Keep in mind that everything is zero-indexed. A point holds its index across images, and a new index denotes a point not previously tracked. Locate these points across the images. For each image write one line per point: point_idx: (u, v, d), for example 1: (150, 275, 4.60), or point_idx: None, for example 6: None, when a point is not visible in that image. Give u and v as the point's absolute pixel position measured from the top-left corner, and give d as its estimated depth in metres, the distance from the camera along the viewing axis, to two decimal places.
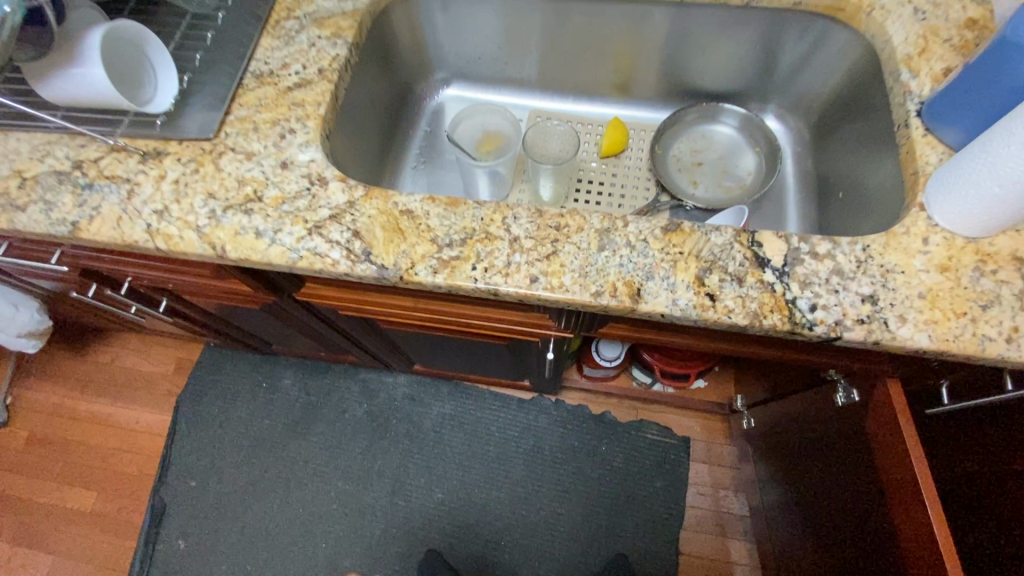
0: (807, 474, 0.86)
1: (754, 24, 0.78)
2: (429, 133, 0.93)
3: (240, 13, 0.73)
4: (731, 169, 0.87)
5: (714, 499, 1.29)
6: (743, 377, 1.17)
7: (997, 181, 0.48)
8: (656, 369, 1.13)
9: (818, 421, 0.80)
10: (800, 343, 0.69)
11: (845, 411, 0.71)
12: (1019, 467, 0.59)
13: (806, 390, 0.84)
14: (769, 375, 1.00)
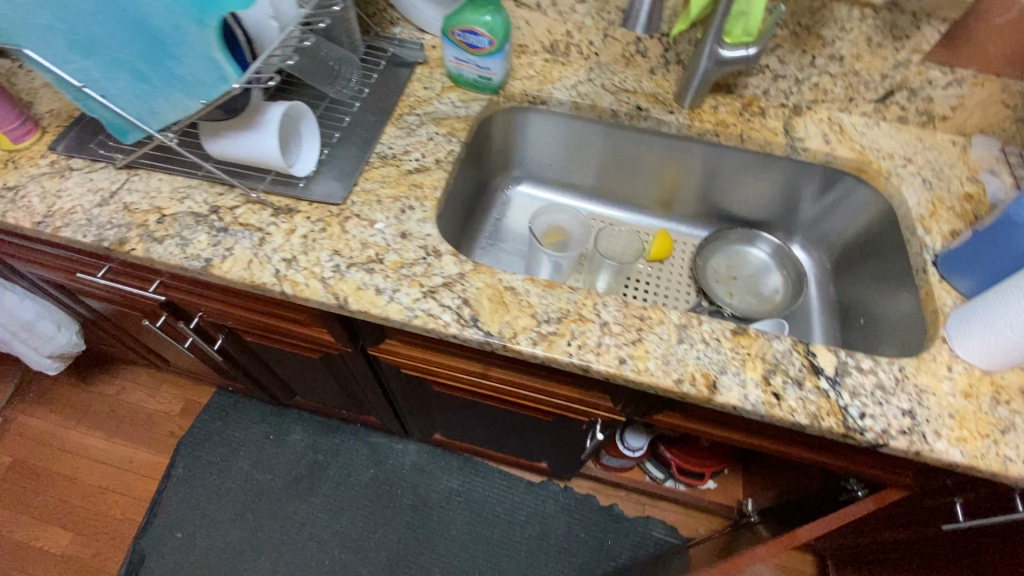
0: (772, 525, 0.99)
1: (794, 175, 0.93)
2: (499, 219, 1.05)
3: (371, 103, 0.85)
4: (763, 287, 0.99)
5: None
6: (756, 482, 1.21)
7: (1010, 326, 0.60)
8: (673, 465, 1.18)
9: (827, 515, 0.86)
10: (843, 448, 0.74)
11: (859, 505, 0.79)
12: None
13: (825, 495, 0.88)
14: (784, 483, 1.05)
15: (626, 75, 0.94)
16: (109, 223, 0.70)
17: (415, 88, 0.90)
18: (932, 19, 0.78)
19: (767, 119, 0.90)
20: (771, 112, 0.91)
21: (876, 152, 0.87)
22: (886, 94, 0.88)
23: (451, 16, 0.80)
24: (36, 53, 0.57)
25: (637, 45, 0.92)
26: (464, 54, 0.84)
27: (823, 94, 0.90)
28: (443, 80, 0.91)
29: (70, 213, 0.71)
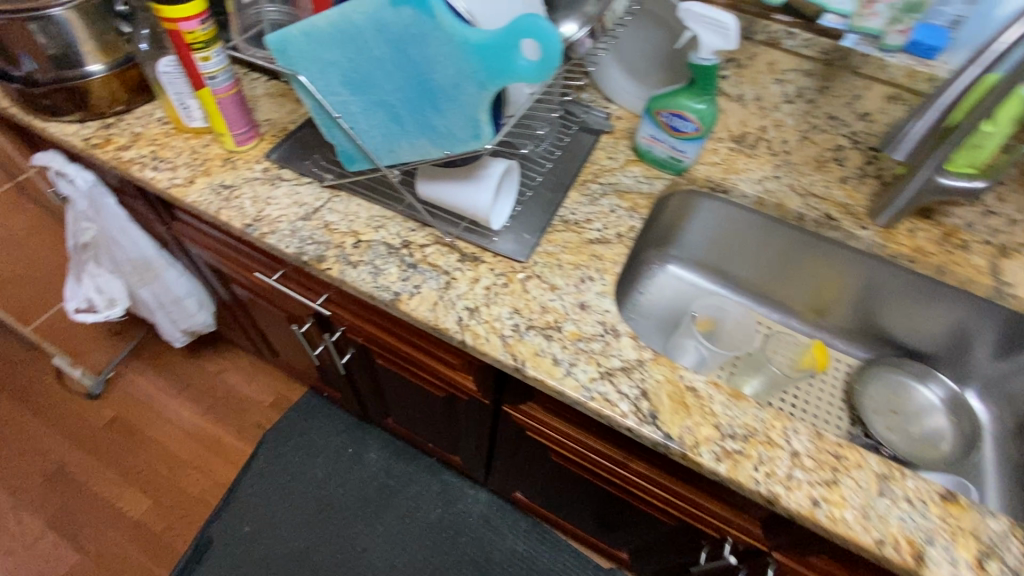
0: None
1: (986, 319, 0.85)
2: (645, 295, 1.02)
3: (560, 166, 0.86)
4: (927, 427, 0.90)
5: None
6: None
7: None
8: None
9: None
10: None
11: None
12: None
13: None
14: None
15: (815, 178, 0.88)
16: (309, 238, 0.73)
17: (599, 158, 0.90)
18: None
19: (971, 254, 0.83)
20: (975, 247, 0.84)
21: None
22: None
23: (662, 97, 0.80)
24: (309, 81, 0.61)
25: (835, 152, 0.88)
26: (662, 134, 0.84)
27: None
28: (627, 153, 0.91)
29: (276, 221, 0.74)
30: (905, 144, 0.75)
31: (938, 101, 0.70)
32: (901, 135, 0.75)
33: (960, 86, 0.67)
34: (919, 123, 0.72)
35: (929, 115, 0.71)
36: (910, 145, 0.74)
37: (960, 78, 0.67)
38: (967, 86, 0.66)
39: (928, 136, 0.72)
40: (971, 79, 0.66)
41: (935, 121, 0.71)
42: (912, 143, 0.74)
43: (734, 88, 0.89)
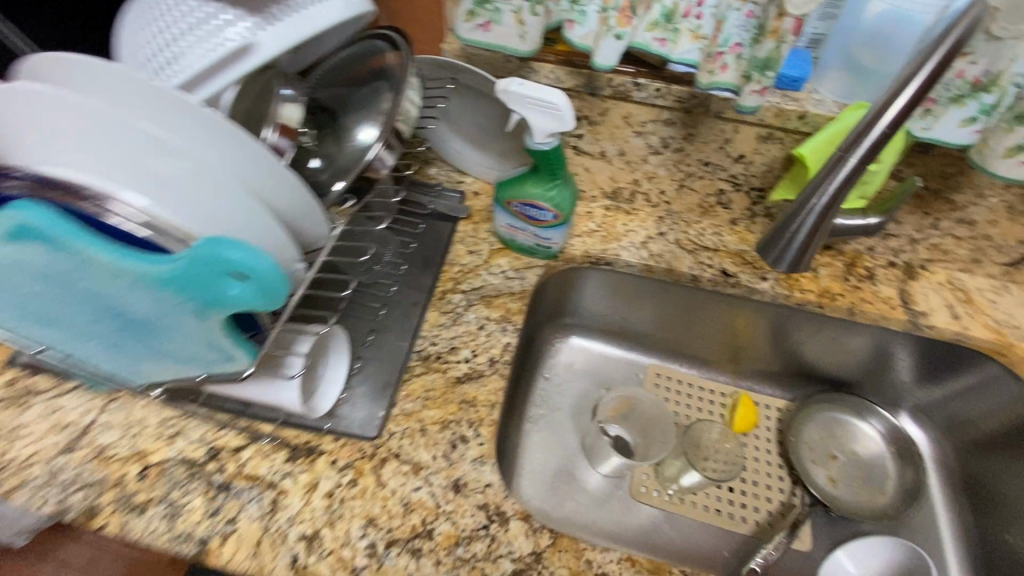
0: None
1: (902, 348, 0.78)
2: (549, 382, 0.89)
3: (409, 281, 0.71)
4: (869, 469, 0.83)
5: None
6: None
7: None
8: None
9: None
10: None
11: None
12: None
13: None
14: None
15: (704, 226, 0.79)
16: (76, 480, 0.54)
17: (459, 254, 0.75)
18: None
19: (878, 285, 0.76)
20: (881, 275, 0.77)
21: (1016, 330, 0.73)
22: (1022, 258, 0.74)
23: (508, 186, 0.67)
24: None
25: (718, 196, 0.78)
26: (520, 223, 0.70)
27: (942, 255, 0.77)
28: (490, 240, 0.77)
29: (27, 466, 0.55)
30: (789, 249, 0.68)
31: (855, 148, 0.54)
32: (781, 238, 0.68)
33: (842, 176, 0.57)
34: (800, 225, 0.65)
35: (821, 197, 0.61)
36: (797, 252, 0.68)
37: (842, 168, 0.56)
38: (852, 178, 0.56)
39: (814, 233, 0.65)
40: (853, 169, 0.56)
41: (820, 218, 0.63)
42: (800, 245, 0.67)
43: (592, 145, 0.76)
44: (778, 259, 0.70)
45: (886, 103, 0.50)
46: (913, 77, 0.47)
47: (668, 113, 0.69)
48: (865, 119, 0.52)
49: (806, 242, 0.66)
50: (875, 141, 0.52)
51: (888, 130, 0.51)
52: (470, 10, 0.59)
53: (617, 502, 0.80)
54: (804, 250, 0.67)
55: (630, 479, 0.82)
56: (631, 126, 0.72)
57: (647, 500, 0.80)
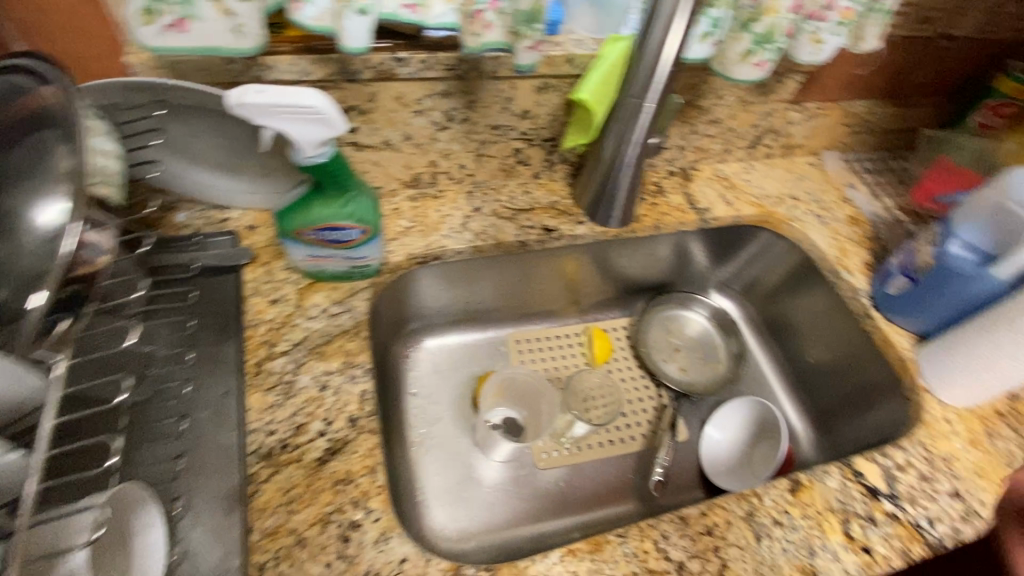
0: None
1: (698, 239, 0.89)
2: (419, 397, 0.81)
3: (205, 368, 0.55)
4: (704, 347, 0.96)
5: None
6: None
7: (1000, 380, 0.65)
8: None
9: None
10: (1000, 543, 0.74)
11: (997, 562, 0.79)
12: None
13: None
14: None
15: (511, 188, 0.78)
16: None
17: (259, 309, 0.61)
18: (792, 72, 0.79)
19: (669, 196, 0.85)
20: (667, 186, 0.86)
21: (769, 199, 0.89)
22: (756, 139, 0.89)
23: (292, 214, 0.55)
24: None
25: (516, 156, 0.76)
26: (322, 251, 0.59)
27: (704, 153, 0.88)
28: (292, 279, 0.63)
29: None
30: (618, 201, 0.74)
31: (649, 90, 0.61)
32: (610, 194, 0.73)
33: (643, 122, 0.64)
34: (623, 176, 0.70)
35: (632, 143, 0.66)
36: (624, 205, 0.74)
37: (642, 112, 0.63)
38: (651, 120, 0.63)
39: (632, 181, 0.72)
40: (651, 112, 0.63)
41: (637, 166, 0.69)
42: (626, 195, 0.73)
43: (371, 136, 0.66)
44: (609, 217, 0.76)
45: (661, 41, 0.57)
46: (676, 8, 0.54)
47: (443, 84, 0.63)
48: (649, 59, 0.58)
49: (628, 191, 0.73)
50: (662, 80, 0.60)
51: (671, 69, 0.59)
52: (146, 8, 0.43)
53: (525, 480, 0.79)
54: (631, 199, 0.74)
55: (528, 451, 0.82)
56: (407, 106, 0.64)
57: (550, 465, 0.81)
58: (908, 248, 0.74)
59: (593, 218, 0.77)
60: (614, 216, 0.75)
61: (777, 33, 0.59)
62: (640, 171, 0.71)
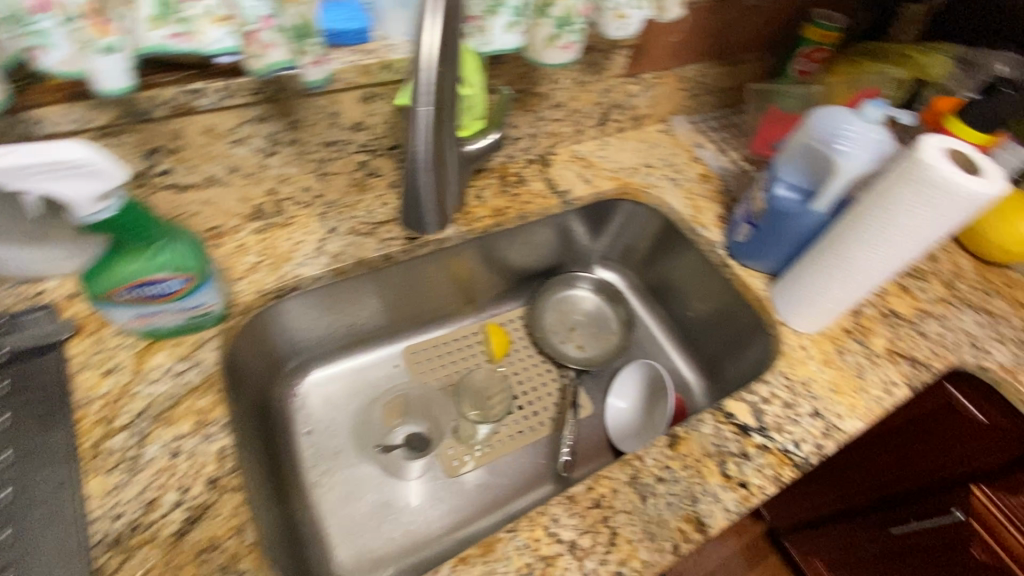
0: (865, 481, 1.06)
1: (568, 220, 0.91)
2: (313, 434, 0.78)
3: (28, 463, 0.49)
4: (597, 321, 0.99)
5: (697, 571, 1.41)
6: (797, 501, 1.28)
7: (835, 303, 0.70)
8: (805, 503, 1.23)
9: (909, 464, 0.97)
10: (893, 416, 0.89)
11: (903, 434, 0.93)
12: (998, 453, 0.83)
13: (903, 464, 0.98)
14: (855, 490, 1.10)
15: (368, 202, 0.76)
16: None
17: (90, 384, 0.55)
18: (618, 48, 0.81)
19: (530, 183, 0.86)
20: (527, 174, 0.87)
21: (627, 170, 0.92)
22: (604, 116, 0.92)
23: (99, 275, 0.50)
24: None
25: (364, 169, 0.74)
26: (148, 308, 0.54)
27: (558, 137, 0.90)
28: (127, 344, 0.58)
29: None
30: (428, 209, 0.71)
31: (418, 89, 0.58)
32: (417, 202, 0.70)
33: (424, 123, 0.61)
34: (422, 184, 0.67)
35: (420, 148, 0.63)
36: (432, 212, 0.72)
37: (419, 114, 0.60)
38: (431, 123, 0.60)
39: (437, 188, 0.69)
40: (429, 115, 0.60)
41: (436, 172, 0.67)
42: (434, 203, 0.70)
43: (190, 176, 0.62)
44: (424, 225, 0.73)
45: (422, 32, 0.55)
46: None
47: (254, 109, 0.59)
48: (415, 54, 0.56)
49: (435, 198, 0.70)
50: (430, 79, 0.57)
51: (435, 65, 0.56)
52: None
53: (439, 490, 0.78)
54: (441, 205, 0.72)
55: (437, 461, 0.80)
56: (221, 138, 0.60)
57: (464, 469, 0.81)
58: (748, 197, 0.79)
59: (410, 227, 0.74)
60: (428, 223, 0.73)
61: (573, 15, 0.59)
62: (441, 175, 0.68)
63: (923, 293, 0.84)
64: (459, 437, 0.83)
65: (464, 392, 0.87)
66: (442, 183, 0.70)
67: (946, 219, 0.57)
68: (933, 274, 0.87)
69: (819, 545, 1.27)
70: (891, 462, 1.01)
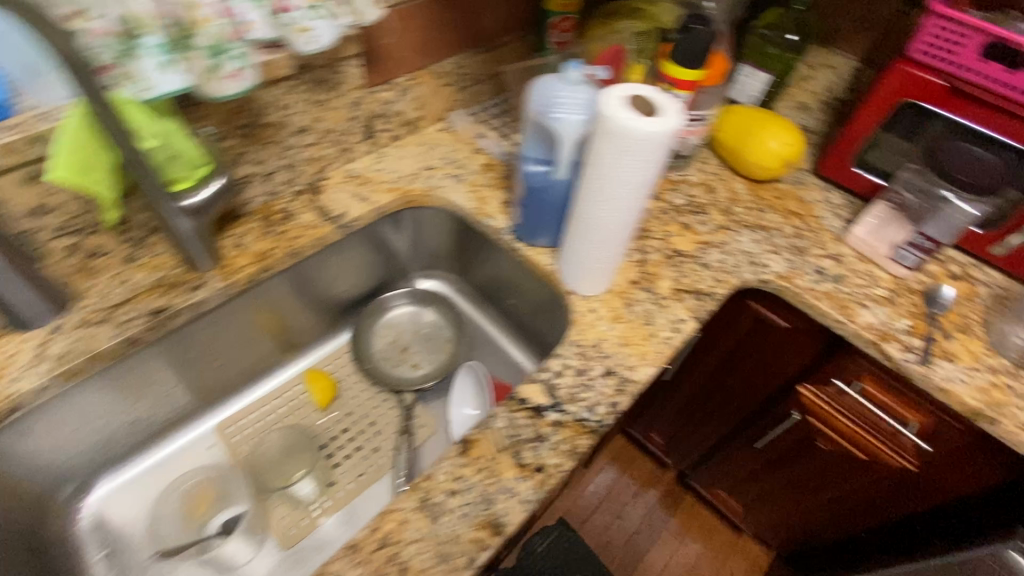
0: (725, 403, 1.12)
1: (358, 244, 0.87)
2: (110, 555, 0.73)
3: None
4: (428, 333, 0.96)
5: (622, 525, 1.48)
6: (688, 438, 1.32)
7: (605, 261, 0.72)
8: (694, 435, 1.29)
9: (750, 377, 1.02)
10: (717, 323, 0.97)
11: (736, 347, 0.99)
12: (806, 348, 0.90)
13: (745, 380, 1.04)
14: (724, 415, 1.15)
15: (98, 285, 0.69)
16: None
17: None
18: (343, 59, 0.78)
19: (297, 217, 0.81)
20: (295, 208, 0.82)
21: (406, 178, 0.89)
22: (367, 129, 0.88)
23: None
24: None
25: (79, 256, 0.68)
26: None
27: (322, 161, 0.85)
28: None
29: None
30: (24, 305, 0.62)
31: None
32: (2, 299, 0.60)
33: None
34: None
35: None
36: (37, 304, 0.63)
37: None
38: None
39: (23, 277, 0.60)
40: None
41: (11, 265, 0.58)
42: (25, 295, 0.61)
43: None
44: (27, 319, 0.63)
45: None
46: None
47: None
48: None
49: (29, 290, 0.61)
50: None
51: None
52: None
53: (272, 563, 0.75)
54: (45, 293, 0.63)
55: (272, 534, 0.77)
56: None
57: (304, 535, 0.77)
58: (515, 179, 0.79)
59: (12, 322, 0.63)
60: (31, 318, 0.63)
61: (224, 42, 0.56)
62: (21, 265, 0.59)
63: (702, 226, 0.89)
64: (286, 501, 0.79)
65: (285, 452, 0.83)
66: (28, 272, 0.60)
67: (649, 160, 0.57)
68: (711, 205, 0.92)
69: (716, 475, 1.33)
70: (736, 386, 1.06)
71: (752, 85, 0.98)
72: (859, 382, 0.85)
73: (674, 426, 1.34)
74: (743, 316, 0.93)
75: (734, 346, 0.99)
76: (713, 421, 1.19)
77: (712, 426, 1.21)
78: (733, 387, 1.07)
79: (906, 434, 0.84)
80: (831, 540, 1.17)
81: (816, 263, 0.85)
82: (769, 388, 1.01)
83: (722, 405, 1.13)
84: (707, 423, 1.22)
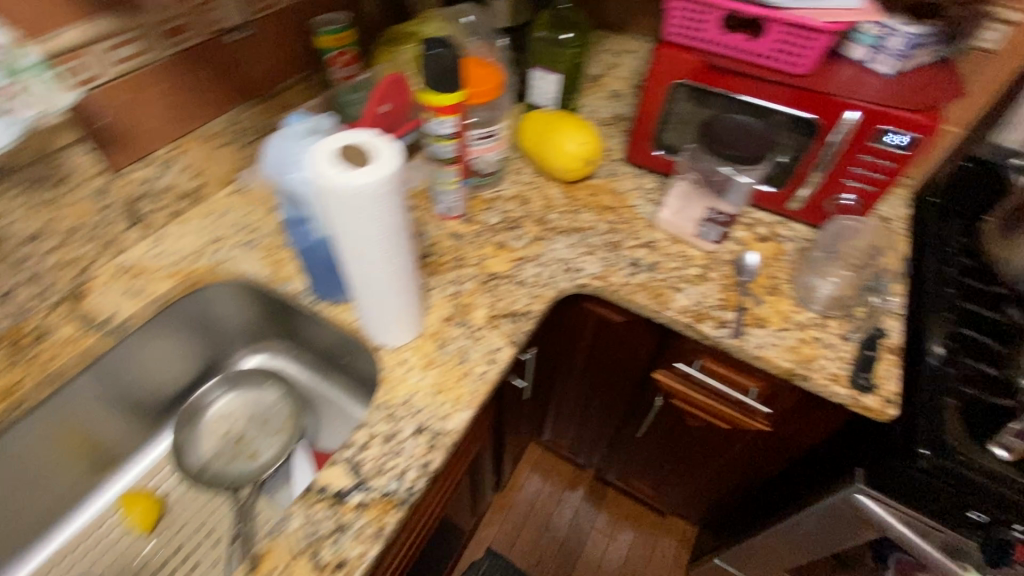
0: (604, 394, 1.12)
1: (148, 343, 0.79)
2: None
3: None
4: (263, 415, 0.88)
5: (554, 532, 1.47)
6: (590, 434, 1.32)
7: (397, 311, 0.66)
8: (592, 429, 1.29)
9: (614, 369, 1.03)
10: (566, 324, 0.96)
11: (592, 344, 0.99)
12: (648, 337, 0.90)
13: (613, 373, 1.04)
14: (610, 407, 1.16)
15: None
16: None
17: None
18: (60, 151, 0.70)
19: (55, 332, 0.73)
20: (53, 322, 0.74)
21: (189, 258, 0.81)
22: (132, 214, 0.80)
23: None
24: None
25: None
26: None
27: (79, 262, 0.77)
28: None
29: None
30: None
31: None
32: None
33: None
34: None
35: None
36: None
37: None
38: None
39: None
40: None
41: None
42: None
43: None
44: None
45: None
46: None
47: None
48: None
49: None
50: None
51: None
52: None
53: None
54: None
55: None
56: None
57: None
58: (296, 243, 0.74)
59: None
60: None
61: None
62: None
63: (517, 242, 0.87)
64: None
65: None
66: None
67: (377, 214, 0.53)
68: (526, 218, 0.91)
69: (626, 466, 1.33)
70: (608, 377, 1.06)
71: (546, 88, 0.95)
72: (699, 359, 0.86)
73: (576, 425, 1.33)
74: (587, 315, 0.93)
75: (590, 343, 0.99)
76: (603, 414, 1.19)
77: (604, 418, 1.21)
78: (604, 380, 1.08)
79: (750, 399, 0.86)
80: (730, 506, 1.19)
81: (630, 255, 0.85)
82: (634, 375, 1.01)
83: (603, 398, 1.14)
84: (599, 416, 1.22)
